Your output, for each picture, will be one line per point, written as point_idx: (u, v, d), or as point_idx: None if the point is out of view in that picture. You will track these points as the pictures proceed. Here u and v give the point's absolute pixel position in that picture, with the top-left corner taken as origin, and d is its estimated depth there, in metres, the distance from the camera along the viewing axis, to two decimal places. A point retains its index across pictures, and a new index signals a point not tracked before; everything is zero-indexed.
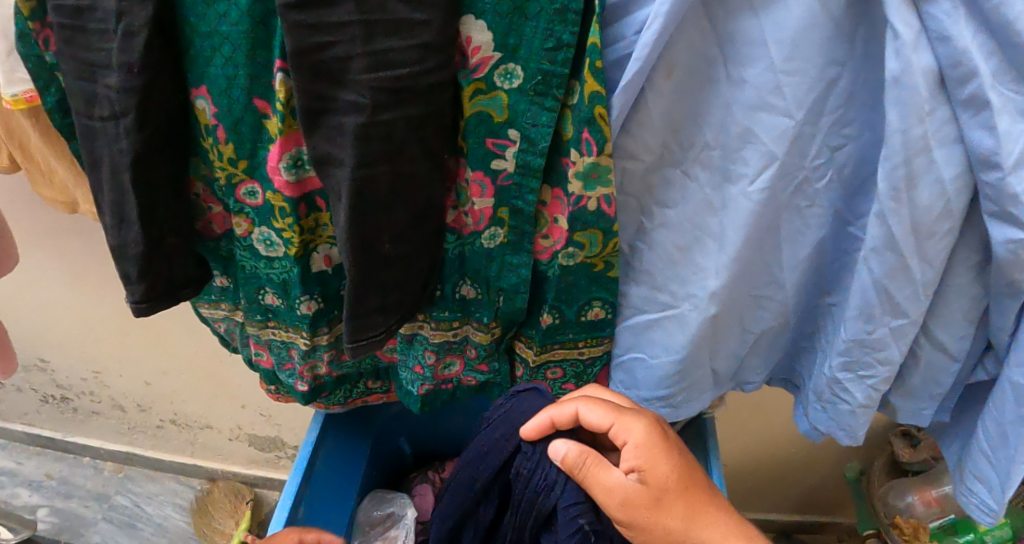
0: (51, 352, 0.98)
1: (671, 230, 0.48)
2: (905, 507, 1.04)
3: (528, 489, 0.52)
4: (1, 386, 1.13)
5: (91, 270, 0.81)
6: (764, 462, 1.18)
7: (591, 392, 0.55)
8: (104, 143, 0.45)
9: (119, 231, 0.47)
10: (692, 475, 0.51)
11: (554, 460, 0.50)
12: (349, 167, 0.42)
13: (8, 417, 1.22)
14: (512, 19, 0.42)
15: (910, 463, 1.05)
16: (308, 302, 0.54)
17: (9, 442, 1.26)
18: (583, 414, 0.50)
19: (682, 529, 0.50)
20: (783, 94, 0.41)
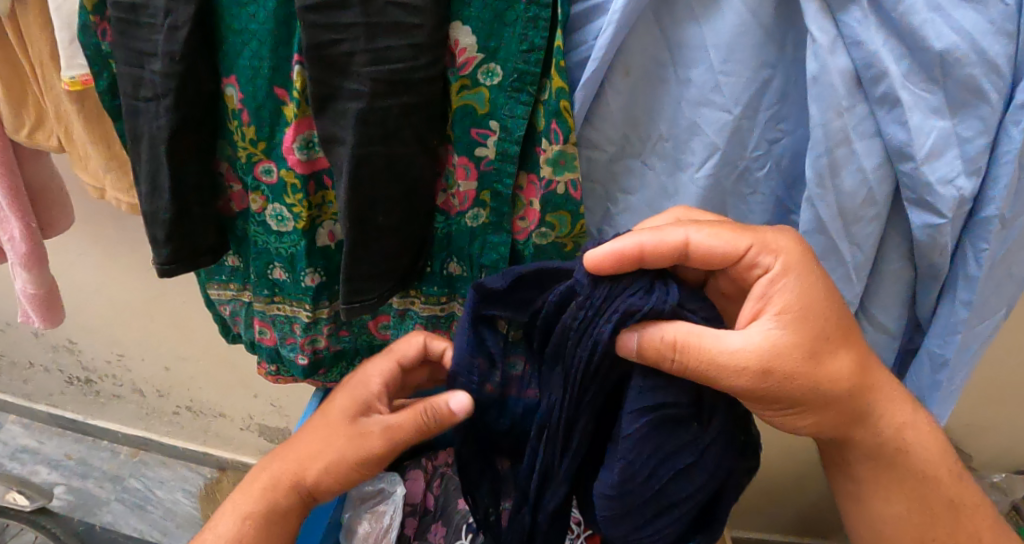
0: (80, 333, 1.07)
1: (633, 214, 0.55)
2: None
3: (582, 345, 0.47)
4: (32, 366, 1.21)
5: (123, 252, 0.90)
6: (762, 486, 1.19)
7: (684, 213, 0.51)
8: (146, 121, 0.54)
9: (152, 198, 0.57)
10: (828, 323, 0.49)
11: (631, 356, 0.47)
12: (349, 145, 0.50)
13: (35, 398, 1.30)
14: (492, 25, 0.49)
15: None
16: (311, 274, 0.60)
17: (33, 422, 1.33)
18: (694, 238, 0.47)
19: (840, 379, 0.50)
20: (722, 92, 0.48)
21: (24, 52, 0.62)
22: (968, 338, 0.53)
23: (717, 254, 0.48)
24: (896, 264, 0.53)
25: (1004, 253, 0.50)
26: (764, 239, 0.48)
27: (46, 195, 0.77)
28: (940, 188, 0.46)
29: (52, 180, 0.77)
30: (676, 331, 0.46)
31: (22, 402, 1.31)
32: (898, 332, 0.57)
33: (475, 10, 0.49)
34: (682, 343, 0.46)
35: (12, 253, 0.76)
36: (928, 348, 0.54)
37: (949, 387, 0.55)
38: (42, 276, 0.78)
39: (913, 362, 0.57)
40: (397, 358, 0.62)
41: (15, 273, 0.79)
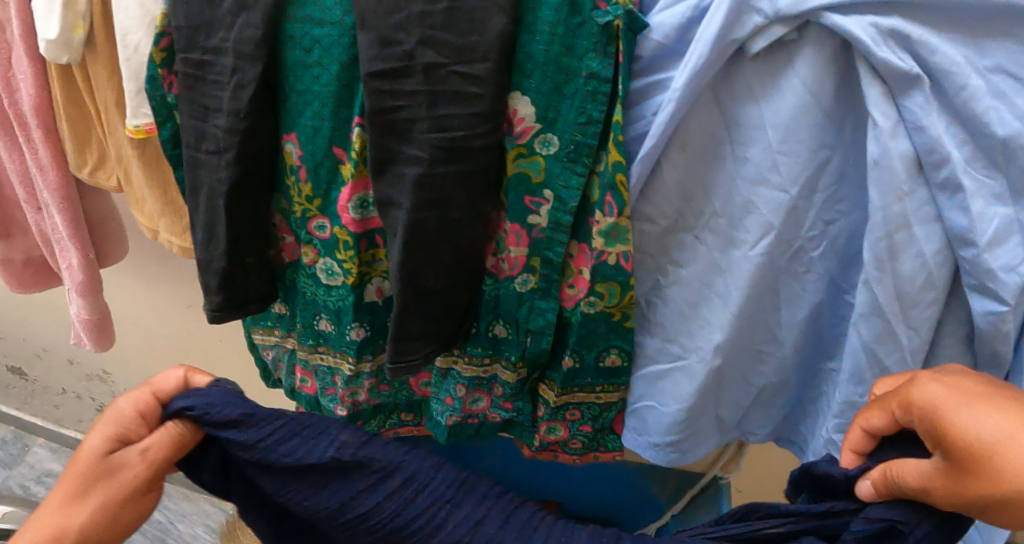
0: (115, 363, 1.09)
1: (683, 287, 0.54)
2: None
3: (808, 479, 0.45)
4: (65, 392, 1.23)
5: (164, 288, 0.91)
6: None
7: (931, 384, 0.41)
8: (207, 173, 0.56)
9: (207, 249, 0.58)
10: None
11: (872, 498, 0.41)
12: (406, 210, 0.50)
13: (64, 424, 1.32)
14: (551, 96, 0.50)
15: None
16: (357, 328, 0.60)
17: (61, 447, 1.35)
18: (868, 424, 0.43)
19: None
20: (780, 172, 0.48)
21: (91, 100, 0.64)
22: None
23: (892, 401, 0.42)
24: (953, 348, 0.52)
25: None
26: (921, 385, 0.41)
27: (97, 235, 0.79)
28: (1005, 275, 0.46)
29: (105, 219, 0.79)
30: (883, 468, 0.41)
31: (52, 426, 1.33)
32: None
33: (535, 82, 0.50)
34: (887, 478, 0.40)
35: (70, 282, 0.78)
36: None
37: None
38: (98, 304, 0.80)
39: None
40: (151, 393, 0.49)
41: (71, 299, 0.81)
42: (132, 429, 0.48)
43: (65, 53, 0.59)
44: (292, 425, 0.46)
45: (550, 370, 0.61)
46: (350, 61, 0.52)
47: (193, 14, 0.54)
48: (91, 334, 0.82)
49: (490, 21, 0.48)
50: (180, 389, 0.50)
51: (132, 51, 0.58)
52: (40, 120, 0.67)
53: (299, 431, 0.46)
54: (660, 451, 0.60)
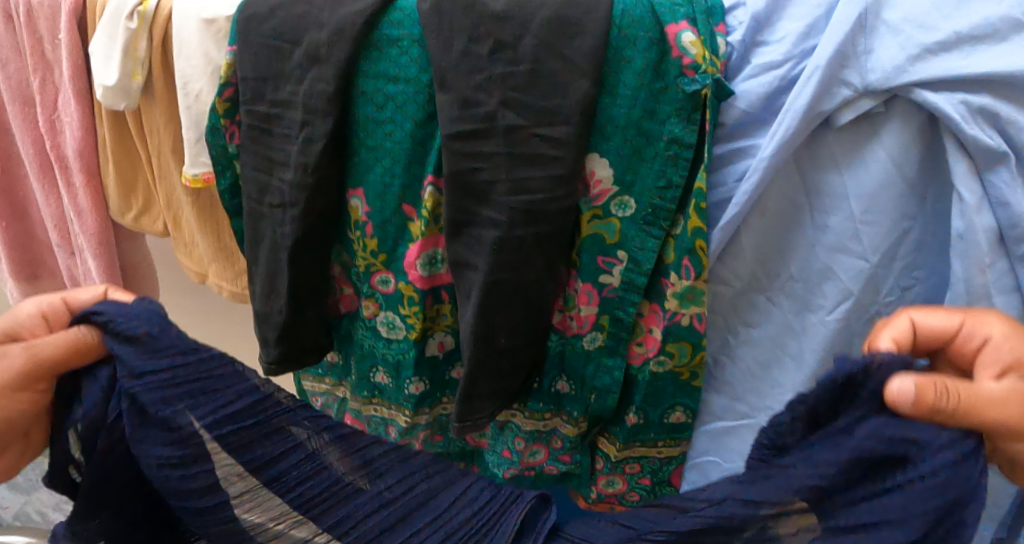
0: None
1: (754, 347, 0.55)
2: None
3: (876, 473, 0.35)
4: None
5: (197, 322, 0.91)
6: None
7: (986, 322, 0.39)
8: (269, 226, 0.55)
9: (266, 301, 0.57)
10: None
11: (904, 404, 0.34)
12: (482, 272, 0.50)
13: None
14: (631, 159, 0.50)
15: None
16: (416, 383, 0.60)
17: None
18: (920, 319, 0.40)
19: None
20: (862, 242, 0.48)
21: (141, 145, 0.64)
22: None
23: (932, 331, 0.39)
24: None
25: None
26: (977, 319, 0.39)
27: (129, 279, 0.77)
28: None
29: (138, 264, 0.78)
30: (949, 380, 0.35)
31: None
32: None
33: (615, 145, 0.50)
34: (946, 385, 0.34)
35: None
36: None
37: None
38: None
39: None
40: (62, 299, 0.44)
41: None
42: (26, 328, 0.43)
43: (122, 99, 0.58)
44: (190, 385, 0.40)
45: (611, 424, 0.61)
46: (425, 119, 0.51)
47: (261, 65, 0.53)
48: None
49: (573, 84, 0.47)
50: (94, 300, 0.45)
51: (194, 99, 0.57)
52: (83, 164, 0.65)
53: (199, 396, 0.40)
54: None
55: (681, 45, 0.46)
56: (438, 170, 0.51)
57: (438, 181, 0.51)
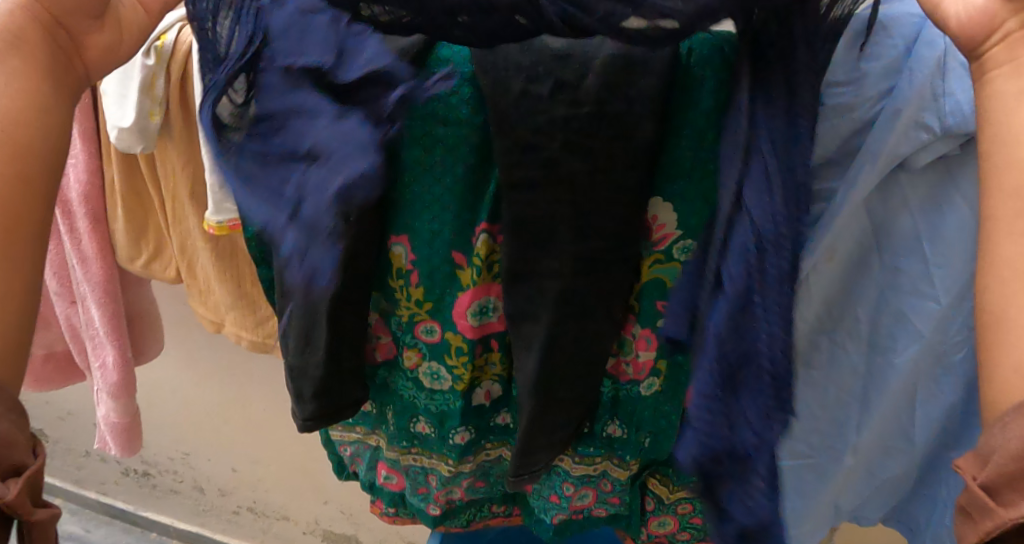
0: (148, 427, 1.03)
1: (816, 388, 0.53)
2: None
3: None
4: (88, 454, 1.18)
5: (208, 354, 0.89)
6: None
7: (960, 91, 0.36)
8: (304, 275, 0.51)
9: (302, 354, 0.54)
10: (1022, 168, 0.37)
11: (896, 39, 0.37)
12: (544, 326, 0.47)
13: (86, 484, 1.24)
14: (695, 203, 0.48)
15: None
16: (462, 432, 0.57)
17: (79, 508, 1.26)
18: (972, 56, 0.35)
19: None
20: (934, 285, 0.46)
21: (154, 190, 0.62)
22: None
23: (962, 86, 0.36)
24: None
25: None
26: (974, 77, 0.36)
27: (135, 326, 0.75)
28: None
29: (143, 311, 0.76)
30: None
31: (71, 487, 1.25)
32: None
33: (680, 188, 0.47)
34: None
35: (101, 382, 0.74)
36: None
37: None
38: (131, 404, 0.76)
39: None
40: None
41: (99, 400, 0.77)
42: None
43: (139, 141, 0.56)
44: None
45: (663, 465, 0.59)
46: (477, 162, 0.48)
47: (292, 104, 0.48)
48: (118, 439, 0.78)
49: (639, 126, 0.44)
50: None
51: None
52: (91, 208, 0.64)
53: None
54: None
55: None
56: (493, 217, 0.49)
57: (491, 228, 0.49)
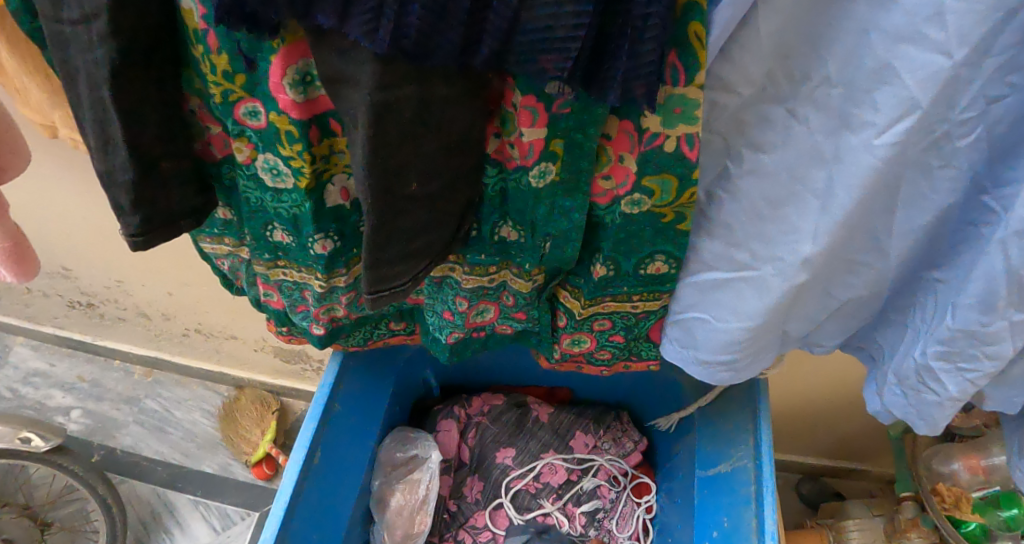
0: (69, 253, 0.90)
1: (763, 180, 0.40)
2: (948, 474, 0.83)
3: None
4: (22, 288, 0.99)
5: None
6: (818, 427, 1.09)
7: None
8: (77, 53, 0.36)
9: (104, 154, 0.41)
10: None
11: None
12: (368, 88, 0.34)
13: (37, 320, 1.06)
14: (578, 171, 0.42)
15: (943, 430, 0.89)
16: (322, 241, 0.47)
17: (35, 343, 1.10)
18: None
19: None
20: (942, 25, 0.29)
21: None
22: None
23: None
24: None
25: None
26: None
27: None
28: None
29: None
30: None
31: (19, 322, 1.07)
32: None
33: None
34: None
35: None
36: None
37: None
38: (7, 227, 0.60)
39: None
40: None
41: None
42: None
43: None
44: None
45: (573, 276, 0.50)
46: None
47: None
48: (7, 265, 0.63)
49: None
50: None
51: None
52: None
53: None
54: (708, 369, 0.51)
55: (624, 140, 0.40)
56: (323, 120, 0.41)
57: (337, 128, 0.41)
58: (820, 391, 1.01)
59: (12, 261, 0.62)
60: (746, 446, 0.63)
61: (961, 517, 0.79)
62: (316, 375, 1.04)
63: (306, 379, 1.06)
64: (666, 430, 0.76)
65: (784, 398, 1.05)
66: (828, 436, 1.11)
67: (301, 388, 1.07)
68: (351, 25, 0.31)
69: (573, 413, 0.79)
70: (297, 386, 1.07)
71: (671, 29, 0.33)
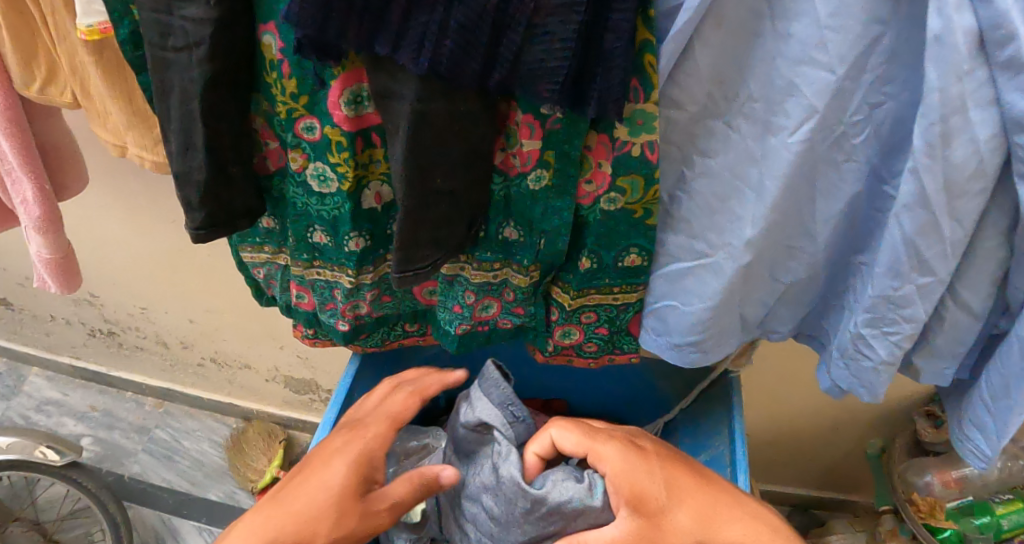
0: (101, 278, 0.98)
1: (712, 179, 0.50)
2: (923, 486, 0.95)
3: None
4: (48, 317, 1.06)
5: (148, 204, 0.86)
6: (801, 457, 1.16)
7: (633, 466, 0.53)
8: (178, 74, 0.47)
9: (184, 158, 0.51)
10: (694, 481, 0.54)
11: (557, 443, 0.57)
12: (410, 99, 0.45)
13: (57, 350, 1.12)
14: (567, 176, 0.52)
15: (933, 443, 0.94)
16: (356, 239, 0.57)
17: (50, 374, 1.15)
18: (558, 440, 0.57)
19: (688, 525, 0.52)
20: (826, 50, 0.41)
21: None
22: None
23: (652, 491, 0.52)
24: (992, 242, 0.47)
25: None
26: (669, 488, 0.53)
27: (53, 162, 0.66)
28: None
29: (61, 145, 0.66)
30: (598, 449, 0.55)
31: (39, 352, 1.13)
32: (984, 313, 0.51)
33: None
34: (586, 447, 0.56)
35: (26, 217, 0.66)
36: (1020, 334, 0.49)
37: None
38: (59, 240, 0.68)
39: (1000, 351, 0.53)
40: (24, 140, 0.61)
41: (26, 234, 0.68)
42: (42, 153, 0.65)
43: None
44: None
45: (564, 272, 0.59)
46: None
47: None
48: (53, 274, 0.71)
49: None
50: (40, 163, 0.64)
51: None
52: None
53: None
54: (680, 351, 0.59)
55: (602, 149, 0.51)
56: (369, 134, 0.52)
57: (378, 140, 0.52)
58: (799, 422, 1.09)
59: (54, 268, 0.70)
60: (721, 436, 0.72)
61: (936, 524, 0.91)
62: (322, 406, 1.10)
63: (312, 411, 1.12)
64: None
65: (765, 430, 1.12)
66: (812, 464, 1.17)
67: (307, 420, 1.13)
68: (401, 51, 0.43)
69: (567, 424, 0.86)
70: (303, 418, 1.13)
71: (633, 59, 0.45)
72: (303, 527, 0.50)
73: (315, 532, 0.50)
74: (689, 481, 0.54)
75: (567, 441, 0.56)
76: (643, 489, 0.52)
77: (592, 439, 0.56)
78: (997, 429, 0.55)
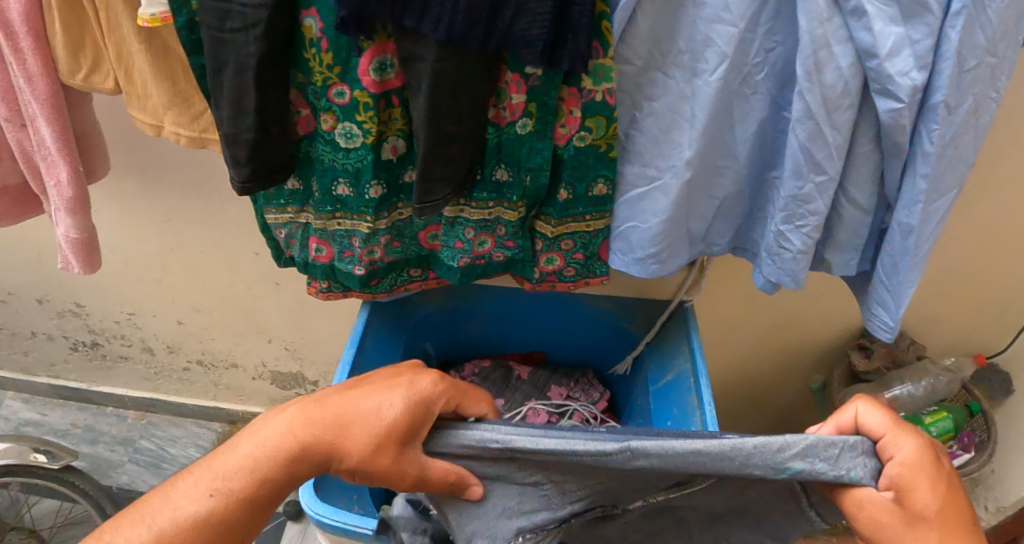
0: (87, 288, 1.02)
1: (657, 117, 0.66)
2: None
3: None
4: (30, 333, 1.11)
5: (142, 203, 0.91)
6: (753, 394, 1.36)
7: (917, 466, 0.49)
8: (233, 50, 0.58)
9: (234, 120, 0.61)
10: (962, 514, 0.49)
11: (860, 416, 0.53)
12: (431, 58, 0.58)
13: (32, 370, 1.18)
14: (547, 122, 0.67)
15: (866, 372, 1.17)
16: (375, 186, 0.68)
17: (31, 396, 1.21)
18: (862, 415, 0.53)
19: None
20: (730, 11, 0.58)
21: None
22: (929, 212, 0.65)
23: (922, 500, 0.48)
24: (865, 147, 0.65)
25: (955, 135, 0.61)
26: (943, 503, 0.48)
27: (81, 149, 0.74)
28: (898, 79, 0.57)
29: (88, 133, 0.74)
30: (905, 442, 0.50)
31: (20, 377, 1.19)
32: (869, 208, 0.69)
33: None
34: (886, 434, 0.51)
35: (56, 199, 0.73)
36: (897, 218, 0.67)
37: (917, 251, 0.68)
38: (85, 221, 0.75)
39: (886, 238, 0.70)
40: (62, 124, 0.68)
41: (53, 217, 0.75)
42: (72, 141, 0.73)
43: None
44: None
45: (545, 207, 0.74)
46: None
47: None
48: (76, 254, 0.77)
49: None
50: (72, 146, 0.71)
51: None
52: None
53: None
54: (643, 264, 0.73)
55: (572, 99, 0.66)
56: (389, 95, 0.65)
57: (398, 100, 0.65)
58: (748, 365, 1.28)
59: (78, 250, 0.77)
60: (683, 354, 0.85)
61: None
62: None
63: None
64: (624, 372, 0.97)
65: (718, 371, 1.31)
66: (758, 395, 1.36)
67: None
68: (424, 23, 0.55)
69: (548, 372, 0.98)
70: None
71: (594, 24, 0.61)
72: (332, 446, 0.54)
73: (348, 446, 0.54)
74: (956, 515, 0.48)
75: (867, 418, 0.53)
76: (913, 496, 0.48)
77: (895, 419, 0.52)
78: (895, 299, 0.72)
